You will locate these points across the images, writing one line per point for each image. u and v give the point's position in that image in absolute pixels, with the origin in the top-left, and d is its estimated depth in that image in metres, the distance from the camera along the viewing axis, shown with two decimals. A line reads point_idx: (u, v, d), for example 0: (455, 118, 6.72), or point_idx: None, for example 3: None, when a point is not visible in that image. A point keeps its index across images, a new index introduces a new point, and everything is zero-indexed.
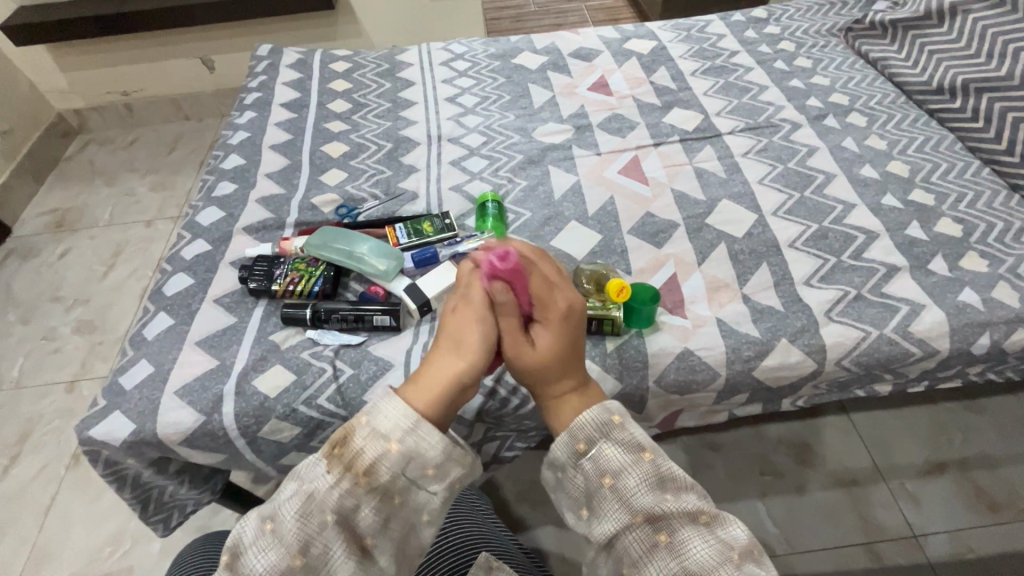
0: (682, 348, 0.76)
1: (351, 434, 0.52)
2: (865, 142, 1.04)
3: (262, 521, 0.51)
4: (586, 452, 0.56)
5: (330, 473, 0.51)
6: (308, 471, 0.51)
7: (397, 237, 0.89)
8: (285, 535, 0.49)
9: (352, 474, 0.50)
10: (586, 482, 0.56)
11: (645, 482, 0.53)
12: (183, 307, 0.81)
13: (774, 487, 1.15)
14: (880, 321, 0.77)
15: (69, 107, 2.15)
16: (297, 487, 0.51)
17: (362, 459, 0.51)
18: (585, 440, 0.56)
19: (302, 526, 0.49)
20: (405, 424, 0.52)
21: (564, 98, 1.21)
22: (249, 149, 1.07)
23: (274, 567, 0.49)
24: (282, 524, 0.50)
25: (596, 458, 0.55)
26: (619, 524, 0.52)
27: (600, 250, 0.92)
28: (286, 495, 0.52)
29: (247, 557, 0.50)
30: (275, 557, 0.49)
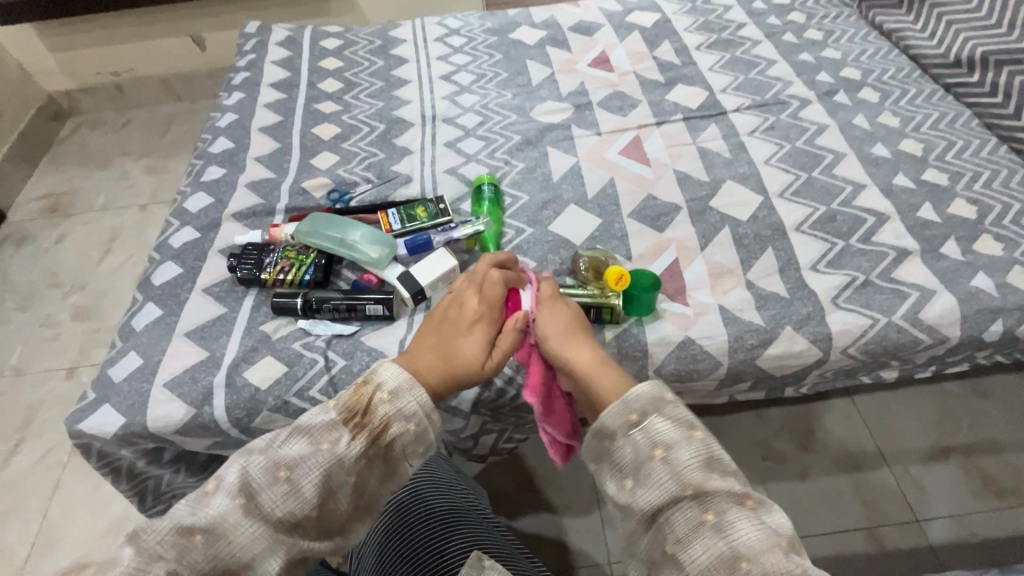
0: (683, 337, 0.74)
1: (374, 406, 0.54)
2: (877, 119, 1.00)
3: (274, 468, 0.50)
4: (638, 423, 0.52)
5: (355, 439, 0.53)
6: (328, 433, 0.53)
7: (389, 223, 0.86)
8: (305, 488, 0.50)
9: (376, 443, 0.53)
10: (633, 454, 0.52)
11: (697, 457, 0.49)
12: (172, 297, 0.79)
13: (775, 472, 1.14)
14: (888, 308, 0.75)
15: (59, 89, 2.10)
16: (318, 444, 0.52)
17: (390, 431, 0.54)
18: (639, 412, 0.53)
19: (327, 481, 0.51)
20: (423, 408, 0.56)
21: (563, 75, 1.16)
22: (237, 131, 1.04)
23: (286, 517, 0.49)
24: (302, 478, 0.50)
25: (650, 430, 0.52)
26: (665, 496, 0.49)
27: (599, 234, 0.89)
28: (303, 448, 0.52)
29: (253, 501, 0.49)
30: (290, 507, 0.49)
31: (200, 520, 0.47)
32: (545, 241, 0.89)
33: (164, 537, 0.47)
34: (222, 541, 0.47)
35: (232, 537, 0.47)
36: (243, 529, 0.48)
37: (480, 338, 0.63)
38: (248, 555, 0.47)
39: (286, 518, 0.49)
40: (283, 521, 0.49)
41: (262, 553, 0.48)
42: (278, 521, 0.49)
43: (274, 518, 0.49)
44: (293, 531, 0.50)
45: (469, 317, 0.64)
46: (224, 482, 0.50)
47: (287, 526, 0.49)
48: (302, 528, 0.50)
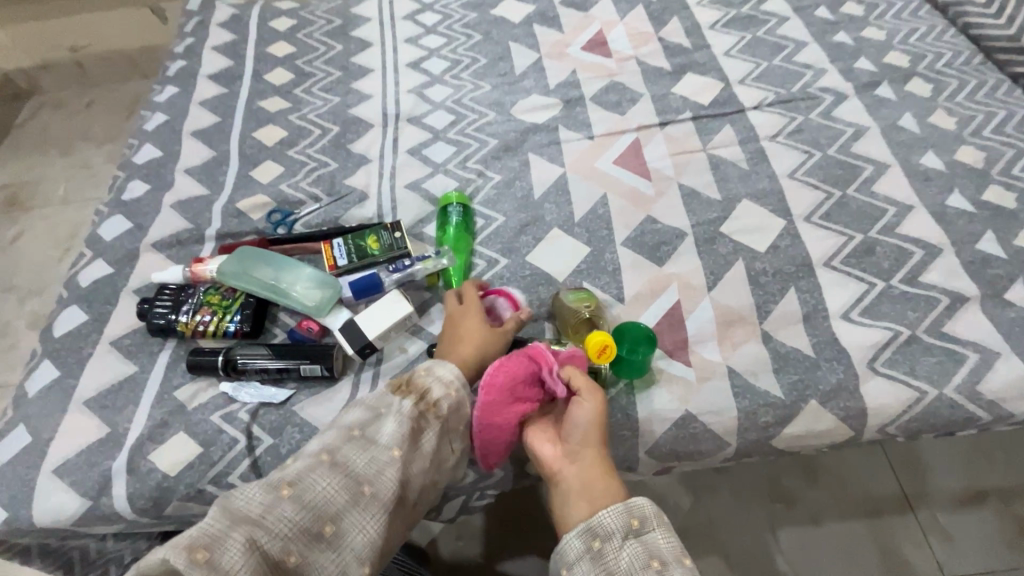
0: (682, 412, 0.61)
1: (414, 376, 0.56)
2: (928, 119, 0.83)
3: (346, 432, 0.51)
4: (638, 532, 0.48)
5: (406, 399, 0.54)
6: (382, 402, 0.54)
7: (333, 257, 0.73)
8: (380, 440, 0.51)
9: (423, 403, 0.54)
10: (626, 560, 0.46)
11: None
12: (73, 353, 0.67)
13: (784, 515, 1.02)
14: (938, 377, 0.61)
15: (15, 67, 1.93)
16: (376, 411, 0.53)
17: (432, 394, 0.55)
18: (640, 518, 0.49)
19: (399, 431, 0.52)
20: (460, 377, 0.57)
21: (552, 60, 0.99)
22: (167, 136, 0.89)
23: (369, 467, 0.49)
24: (375, 432, 0.51)
25: (648, 541, 0.47)
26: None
27: (587, 267, 0.74)
28: (363, 413, 0.53)
29: (336, 457, 0.49)
30: (370, 459, 0.50)
31: (287, 477, 0.46)
32: (521, 276, 0.74)
33: (252, 497, 0.44)
34: (309, 494, 0.46)
35: (317, 489, 0.46)
36: (330, 485, 0.47)
37: (478, 322, 0.64)
38: (337, 505, 0.46)
39: (367, 468, 0.49)
40: (365, 471, 0.49)
41: (346, 505, 0.47)
42: (358, 473, 0.48)
43: (356, 470, 0.49)
44: (376, 485, 0.49)
45: (462, 313, 0.65)
46: (303, 453, 0.50)
47: (371, 477, 0.49)
48: (388, 477, 0.49)
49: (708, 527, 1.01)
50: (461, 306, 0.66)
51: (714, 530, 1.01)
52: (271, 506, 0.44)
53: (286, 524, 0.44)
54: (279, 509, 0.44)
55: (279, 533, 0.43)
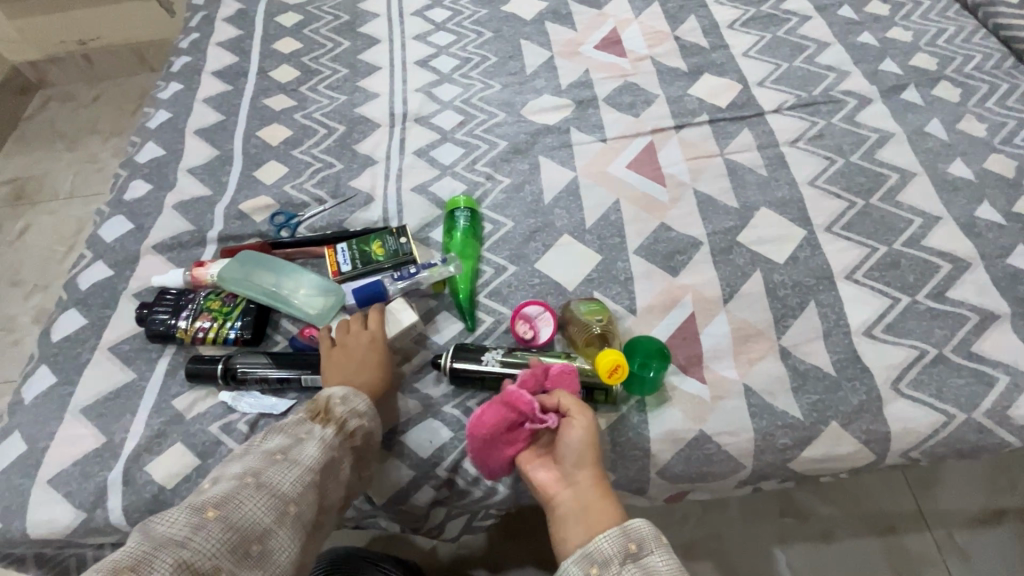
0: (696, 433, 0.58)
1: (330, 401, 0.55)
2: (957, 126, 0.79)
3: (267, 455, 0.50)
4: (636, 556, 0.46)
5: (327, 427, 0.54)
6: (301, 427, 0.53)
7: (337, 262, 0.70)
8: (303, 463, 0.50)
9: (343, 433, 0.54)
10: None
11: None
12: (71, 358, 0.65)
13: (796, 531, 0.99)
14: (966, 400, 0.58)
15: (24, 60, 1.93)
16: (296, 436, 0.52)
17: (350, 423, 0.55)
18: (638, 543, 0.47)
19: (323, 456, 0.52)
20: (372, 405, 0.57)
21: (564, 59, 0.96)
22: (170, 135, 0.87)
23: (295, 487, 0.49)
24: (299, 453, 0.51)
25: (647, 566, 0.45)
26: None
27: (598, 276, 0.72)
28: (283, 437, 0.52)
29: (260, 479, 0.48)
30: (294, 482, 0.49)
31: (209, 500, 0.45)
32: (530, 284, 0.72)
33: (175, 522, 0.43)
34: (233, 514, 0.45)
35: (244, 509, 0.45)
36: (253, 506, 0.46)
37: (371, 356, 0.60)
38: (262, 526, 0.45)
39: (293, 489, 0.48)
40: (290, 492, 0.48)
41: (271, 525, 0.46)
42: (284, 492, 0.48)
43: (281, 491, 0.48)
44: (300, 504, 0.48)
45: (356, 343, 0.61)
46: (223, 478, 0.48)
47: (295, 498, 0.48)
48: (309, 500, 0.49)
49: (717, 541, 0.98)
50: (359, 332, 0.62)
51: (723, 544, 0.98)
52: (193, 530, 0.43)
53: (210, 546, 0.42)
54: (204, 531, 0.43)
55: (204, 554, 0.42)
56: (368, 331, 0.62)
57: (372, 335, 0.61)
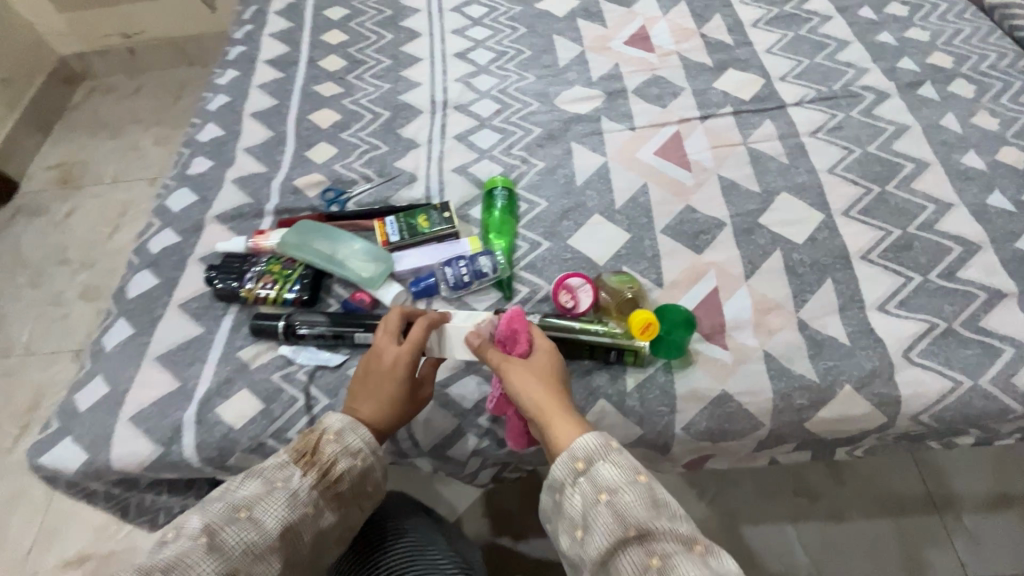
0: (719, 391, 0.63)
1: (321, 443, 0.55)
2: (971, 120, 0.83)
3: (232, 510, 0.50)
4: (584, 471, 0.50)
5: (306, 476, 0.54)
6: (280, 473, 0.53)
7: (386, 233, 0.77)
8: (266, 524, 0.50)
9: (325, 480, 0.54)
10: (579, 501, 0.50)
11: (641, 501, 0.48)
12: (146, 313, 0.72)
13: (806, 510, 1.02)
14: (973, 368, 0.62)
15: (72, 52, 2.03)
16: (272, 483, 0.52)
17: (337, 468, 0.54)
18: (584, 459, 0.51)
19: (289, 515, 0.51)
20: (368, 445, 0.57)
21: (594, 54, 1.01)
22: (229, 117, 0.94)
23: (251, 552, 0.49)
24: (264, 512, 0.51)
25: (594, 476, 0.50)
26: (611, 541, 0.47)
27: (627, 252, 0.77)
28: (254, 488, 0.52)
29: (215, 541, 0.48)
30: (251, 546, 0.49)
31: (161, 562, 0.45)
32: (563, 259, 0.77)
33: None
34: None
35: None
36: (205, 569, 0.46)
37: (391, 384, 0.58)
38: None
39: (247, 552, 0.49)
40: (242, 559, 0.48)
41: None
42: (236, 558, 0.48)
43: (234, 556, 0.48)
44: (251, 570, 0.48)
45: (379, 364, 0.58)
46: (184, 531, 0.49)
47: (250, 562, 0.49)
48: (268, 564, 0.50)
49: (731, 517, 1.03)
50: (384, 347, 0.59)
51: (737, 520, 1.02)
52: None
53: None
54: None
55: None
56: (394, 350, 0.58)
57: (398, 357, 0.58)
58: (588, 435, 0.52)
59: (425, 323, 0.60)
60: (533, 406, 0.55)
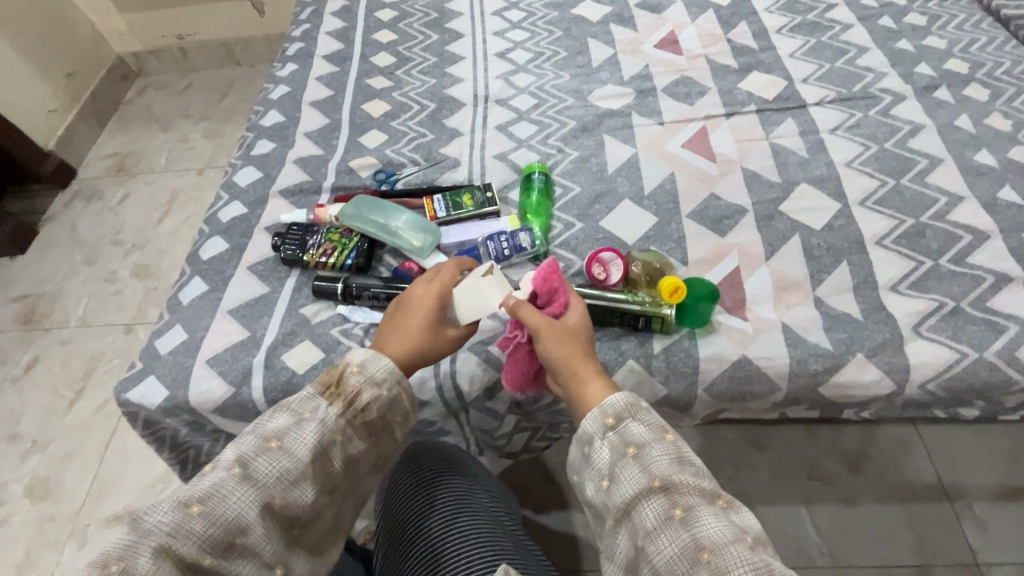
0: (739, 356, 0.69)
1: (345, 376, 0.59)
2: (984, 121, 0.88)
3: (263, 440, 0.53)
4: (613, 427, 0.55)
5: (333, 405, 0.57)
6: (306, 406, 0.57)
7: (434, 210, 0.84)
8: (297, 453, 0.54)
9: (351, 409, 0.58)
10: (608, 455, 0.54)
11: (668, 457, 0.52)
12: (218, 273, 0.80)
13: (820, 494, 1.06)
14: (979, 342, 0.67)
15: (128, 50, 2.16)
16: (300, 414, 0.56)
17: (362, 397, 0.58)
18: (614, 416, 0.55)
19: (319, 442, 0.55)
20: (393, 375, 0.60)
21: (626, 56, 1.09)
22: (289, 105, 1.03)
23: (287, 477, 0.52)
24: (294, 442, 0.54)
25: (623, 432, 0.54)
26: (637, 489, 0.50)
27: (654, 234, 0.83)
28: (284, 419, 0.56)
29: (250, 471, 0.51)
30: (284, 473, 0.52)
31: (199, 494, 0.48)
32: (594, 238, 0.84)
33: (163, 512, 0.47)
34: (221, 507, 0.48)
35: (229, 504, 0.49)
36: (245, 495, 0.49)
37: (417, 317, 0.63)
38: (246, 521, 0.49)
39: (281, 480, 0.52)
40: (277, 486, 0.51)
41: (256, 518, 0.49)
42: (271, 486, 0.51)
43: (268, 484, 0.51)
44: (286, 498, 0.52)
45: (406, 303, 0.65)
46: (219, 462, 0.52)
47: (285, 491, 0.52)
48: (302, 490, 0.53)
49: (745, 498, 1.07)
50: (411, 290, 0.66)
51: (751, 501, 1.06)
52: (179, 524, 0.46)
53: (197, 537, 0.46)
54: (188, 525, 0.47)
55: (191, 547, 0.46)
56: (422, 290, 0.65)
57: (422, 292, 0.64)
58: (618, 395, 0.57)
59: (453, 265, 0.66)
60: (569, 362, 0.60)
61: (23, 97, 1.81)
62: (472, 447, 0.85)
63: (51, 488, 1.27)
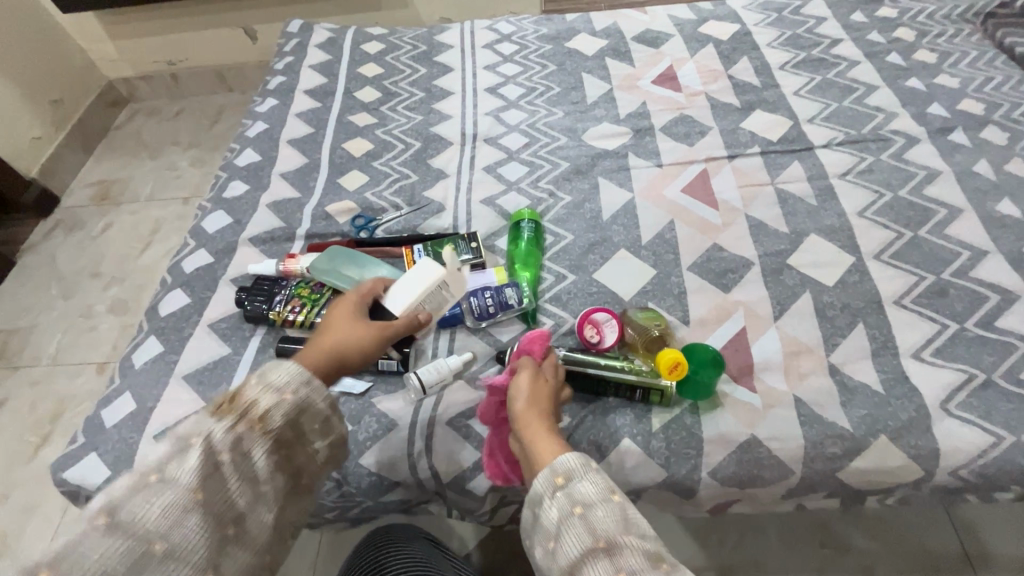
0: (748, 436, 0.61)
1: (240, 389, 0.48)
2: (1005, 167, 0.82)
3: (138, 476, 0.42)
4: (562, 486, 0.48)
5: (223, 420, 0.46)
6: (195, 428, 0.45)
7: (414, 261, 0.78)
8: (181, 480, 0.42)
9: (250, 420, 0.47)
10: (552, 514, 0.47)
11: (614, 521, 0.45)
12: (176, 332, 0.73)
13: (834, 564, 0.96)
14: (1015, 424, 0.60)
15: (119, 76, 2.13)
16: (185, 439, 0.45)
17: (261, 406, 0.47)
18: (564, 473, 0.49)
19: (208, 466, 0.44)
20: (300, 377, 0.50)
21: (622, 92, 1.03)
22: (266, 143, 0.97)
23: (169, 515, 0.41)
24: (176, 470, 0.43)
25: (573, 491, 0.47)
26: (578, 552, 0.44)
27: (652, 288, 0.76)
28: (168, 445, 0.44)
29: (119, 516, 0.40)
30: (167, 510, 0.41)
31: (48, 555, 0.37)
32: (588, 293, 0.77)
33: None
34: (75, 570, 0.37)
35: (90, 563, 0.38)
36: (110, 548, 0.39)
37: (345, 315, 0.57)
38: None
39: (160, 522, 0.41)
40: (160, 526, 0.40)
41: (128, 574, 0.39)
42: (145, 530, 0.40)
43: (146, 526, 0.40)
44: (169, 540, 0.40)
45: (334, 304, 0.60)
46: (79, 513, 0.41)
47: (166, 532, 0.41)
48: (194, 524, 0.42)
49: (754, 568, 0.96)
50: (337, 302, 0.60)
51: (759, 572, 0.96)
52: None
53: None
54: None
55: None
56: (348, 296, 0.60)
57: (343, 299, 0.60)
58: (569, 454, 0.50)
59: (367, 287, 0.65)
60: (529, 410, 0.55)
61: (6, 125, 1.76)
62: (449, 509, 0.70)
63: (8, 545, 1.18)
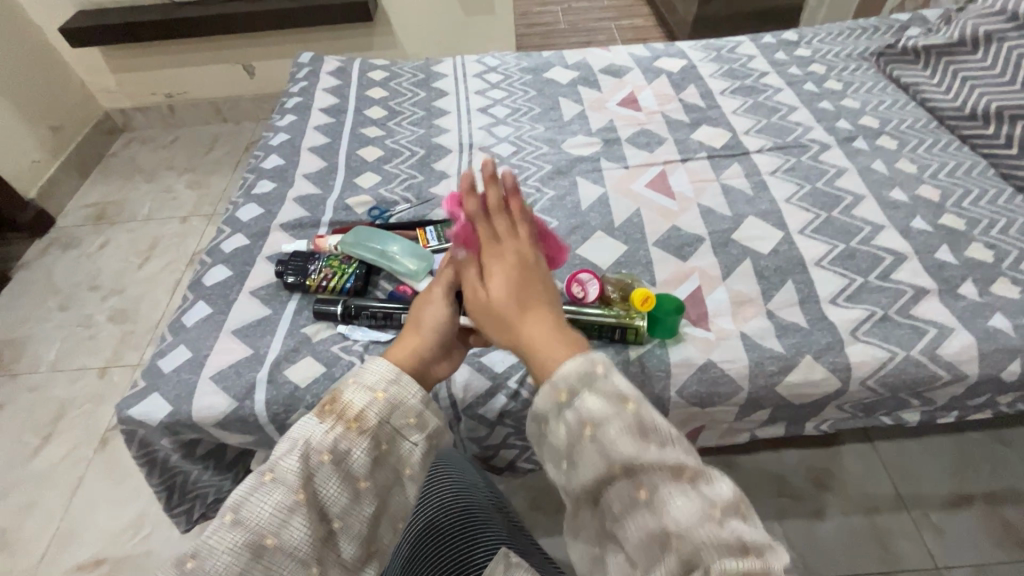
0: (705, 359, 0.77)
1: (340, 392, 0.53)
2: (895, 165, 1.04)
3: (258, 476, 0.49)
4: (568, 403, 0.46)
5: (323, 422, 0.51)
6: (304, 432, 0.51)
7: (427, 238, 0.92)
8: (288, 481, 0.48)
9: (346, 420, 0.51)
10: (563, 434, 0.46)
11: (628, 432, 0.43)
12: (222, 297, 0.85)
13: (790, 509, 1.09)
14: (906, 343, 0.77)
15: (116, 107, 2.25)
16: (292, 444, 0.51)
17: (358, 410, 0.52)
18: (568, 389, 0.46)
19: (305, 468, 0.49)
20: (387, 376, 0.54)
21: (593, 112, 1.23)
22: (288, 150, 1.12)
23: (279, 512, 0.47)
24: (283, 474, 0.49)
25: (580, 408, 0.45)
26: (596, 478, 0.44)
27: (626, 260, 0.93)
28: (284, 449, 0.51)
29: (241, 513, 0.48)
30: (278, 508, 0.48)
31: (191, 548, 0.47)
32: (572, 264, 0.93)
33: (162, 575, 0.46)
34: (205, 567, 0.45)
35: (219, 554, 0.46)
36: (234, 544, 0.46)
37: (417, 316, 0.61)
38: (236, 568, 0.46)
39: (270, 520, 0.47)
40: (270, 523, 0.47)
41: (247, 565, 0.46)
42: (258, 526, 0.47)
43: (260, 523, 0.47)
44: (279, 538, 0.47)
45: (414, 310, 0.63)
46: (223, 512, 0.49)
47: (276, 529, 0.47)
48: (297, 523, 0.48)
49: None
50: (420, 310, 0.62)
51: None
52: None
53: None
54: None
55: None
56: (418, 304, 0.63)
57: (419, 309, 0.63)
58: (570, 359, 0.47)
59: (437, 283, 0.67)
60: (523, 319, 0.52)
61: (9, 148, 1.84)
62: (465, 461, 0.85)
63: (8, 540, 1.20)
